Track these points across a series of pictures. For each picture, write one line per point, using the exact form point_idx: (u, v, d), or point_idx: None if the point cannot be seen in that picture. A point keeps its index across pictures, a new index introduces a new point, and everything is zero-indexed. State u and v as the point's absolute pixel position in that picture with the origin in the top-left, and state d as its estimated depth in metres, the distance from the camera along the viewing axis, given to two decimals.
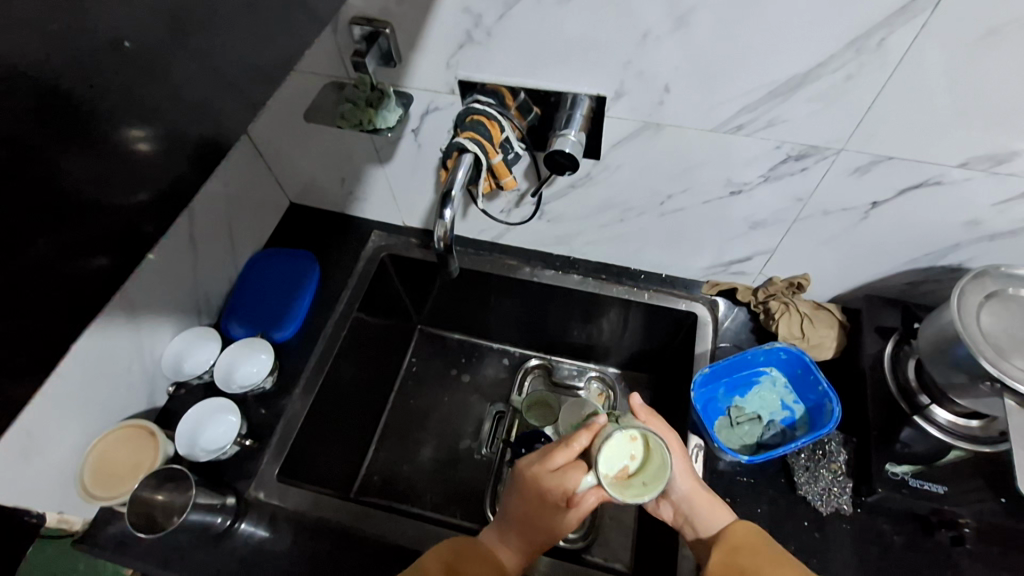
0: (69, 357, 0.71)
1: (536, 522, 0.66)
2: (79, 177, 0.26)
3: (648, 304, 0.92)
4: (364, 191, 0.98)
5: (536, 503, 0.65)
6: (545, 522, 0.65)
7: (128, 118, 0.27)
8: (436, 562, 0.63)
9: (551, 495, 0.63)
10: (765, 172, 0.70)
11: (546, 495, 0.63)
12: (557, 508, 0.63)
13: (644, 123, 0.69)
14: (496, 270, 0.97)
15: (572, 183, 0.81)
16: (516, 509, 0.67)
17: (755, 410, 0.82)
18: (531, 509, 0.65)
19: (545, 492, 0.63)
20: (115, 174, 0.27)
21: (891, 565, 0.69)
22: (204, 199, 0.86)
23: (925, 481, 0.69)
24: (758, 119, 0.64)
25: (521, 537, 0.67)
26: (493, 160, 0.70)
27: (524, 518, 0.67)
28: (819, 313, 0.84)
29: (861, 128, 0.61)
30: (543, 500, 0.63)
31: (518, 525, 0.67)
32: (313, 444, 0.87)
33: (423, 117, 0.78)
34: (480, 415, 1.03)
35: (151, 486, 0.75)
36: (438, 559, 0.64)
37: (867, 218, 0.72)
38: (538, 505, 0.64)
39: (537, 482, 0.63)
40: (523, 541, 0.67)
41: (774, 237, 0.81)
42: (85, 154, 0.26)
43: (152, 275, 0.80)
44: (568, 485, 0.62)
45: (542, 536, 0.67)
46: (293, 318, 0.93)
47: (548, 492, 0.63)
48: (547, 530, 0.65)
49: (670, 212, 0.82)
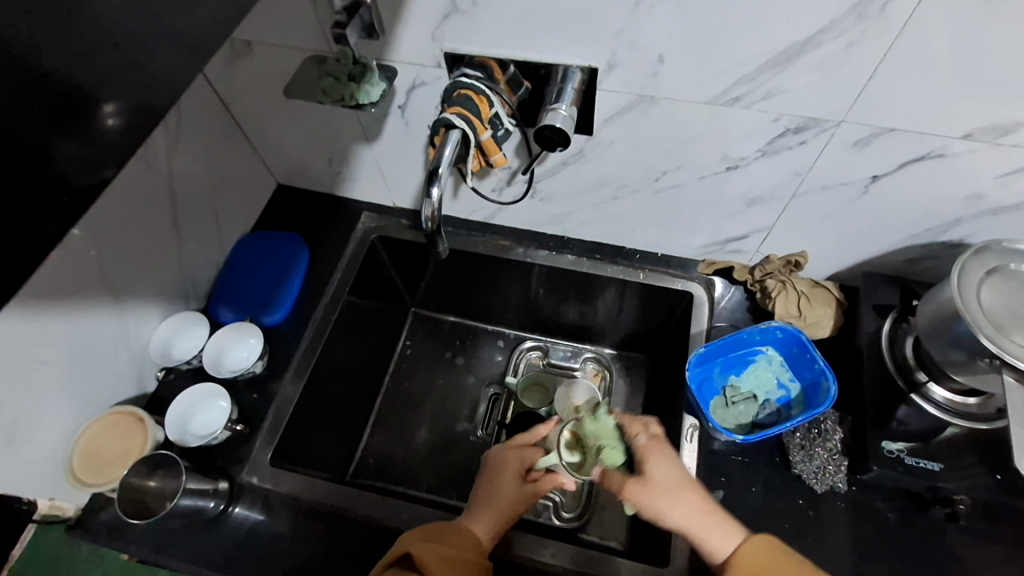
0: (7, 333, 0.64)
1: (500, 494, 0.68)
2: (33, 154, 0.25)
3: (643, 284, 0.91)
4: (352, 171, 0.96)
5: (503, 475, 0.70)
6: (507, 492, 0.69)
7: (88, 94, 0.27)
8: (417, 535, 0.62)
9: (514, 465, 0.71)
10: (763, 146, 0.68)
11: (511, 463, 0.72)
12: (518, 479, 0.70)
13: (638, 97, 0.66)
14: (489, 252, 0.96)
15: (565, 161, 0.79)
16: (485, 481, 0.71)
17: (750, 389, 0.81)
18: (496, 478, 0.70)
19: (508, 459, 0.72)
20: (75, 149, 0.27)
21: (886, 542, 0.69)
22: (179, 173, 0.82)
23: (920, 459, 0.68)
24: (757, 90, 0.61)
25: (488, 506, 0.68)
26: (482, 137, 0.68)
27: (492, 487, 0.70)
28: (818, 292, 0.83)
29: (860, 100, 0.59)
30: (508, 466, 0.71)
31: (487, 496, 0.69)
32: (305, 428, 0.87)
33: (409, 93, 0.76)
34: (476, 397, 1.02)
35: (141, 473, 0.73)
36: (415, 533, 0.62)
37: (866, 192, 0.71)
38: (504, 471, 0.71)
39: (507, 455, 0.72)
40: (492, 511, 0.67)
41: (771, 213, 0.79)
42: (45, 130, 0.26)
43: (132, 258, 0.78)
44: (528, 458, 0.72)
45: (510, 502, 0.68)
46: (282, 302, 0.91)
47: (513, 461, 0.72)
48: (510, 502, 0.68)
49: (665, 189, 0.80)
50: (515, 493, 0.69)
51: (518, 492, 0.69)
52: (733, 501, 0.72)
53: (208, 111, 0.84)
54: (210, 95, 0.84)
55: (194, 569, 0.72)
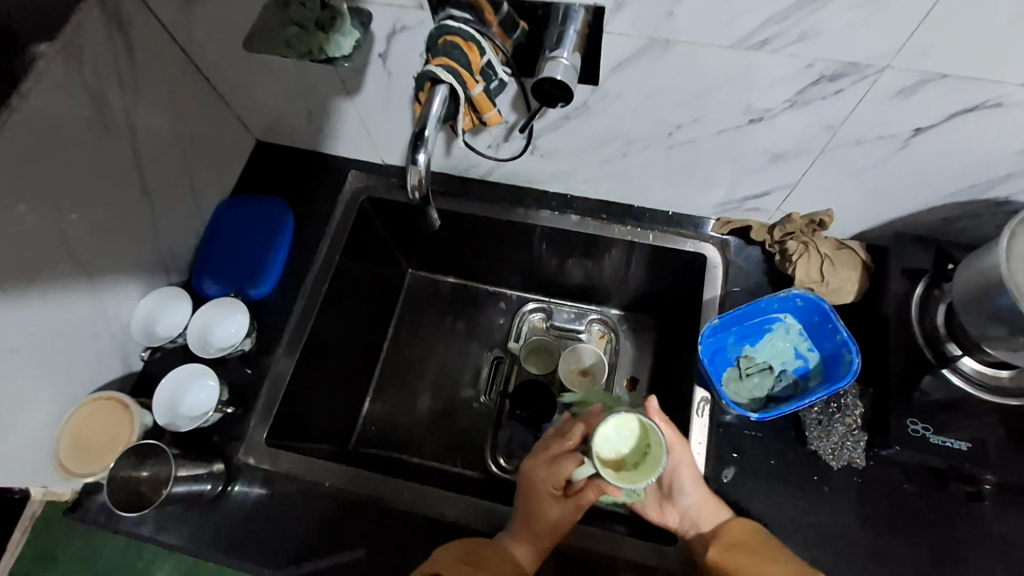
0: None
1: (541, 518, 0.65)
2: None
3: (653, 246, 0.85)
4: (334, 126, 0.88)
5: (541, 496, 0.65)
6: (546, 518, 0.64)
7: None
8: (450, 556, 0.61)
9: (553, 486, 0.65)
10: (792, 96, 0.60)
11: (549, 486, 0.66)
12: (558, 500, 0.66)
13: (650, 40, 0.57)
14: (486, 213, 0.89)
15: (566, 115, 0.71)
16: (522, 503, 0.66)
17: (765, 359, 0.76)
18: (535, 502, 0.65)
19: (546, 483, 0.66)
20: None
21: (903, 517, 0.67)
22: (142, 134, 0.75)
23: (947, 438, 0.64)
24: (787, 32, 0.52)
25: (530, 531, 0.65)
26: (472, 92, 0.60)
27: (531, 511, 0.65)
28: (842, 254, 0.76)
29: (910, 43, 0.51)
30: (548, 489, 0.66)
31: (527, 520, 0.65)
32: (302, 403, 0.84)
33: (389, 39, 0.67)
34: (478, 363, 1.00)
35: (130, 463, 0.70)
36: (452, 556, 0.61)
37: (906, 146, 0.63)
38: (542, 493, 0.66)
39: (544, 477, 0.66)
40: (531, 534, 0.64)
41: (795, 169, 0.71)
42: None
43: (97, 234, 0.72)
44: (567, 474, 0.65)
45: (552, 526, 0.65)
46: (269, 273, 0.86)
47: (550, 483, 0.66)
48: (554, 527, 0.65)
49: (679, 144, 0.72)
50: (558, 517, 0.65)
51: (561, 513, 0.65)
52: (746, 477, 0.70)
53: (170, 63, 0.76)
54: (168, 45, 0.75)
55: (196, 550, 0.72)
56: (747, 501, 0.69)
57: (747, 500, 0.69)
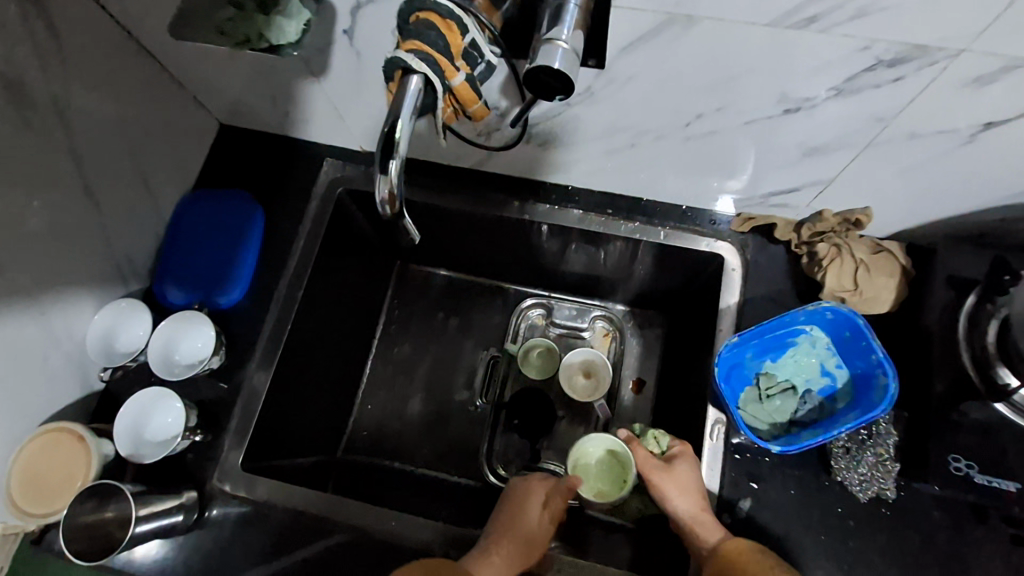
0: None
1: (516, 522, 0.65)
2: None
3: (664, 245, 0.76)
4: (303, 109, 0.77)
5: (519, 505, 0.68)
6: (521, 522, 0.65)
7: None
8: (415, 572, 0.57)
9: (530, 498, 0.69)
10: (838, 84, 0.50)
11: (524, 497, 0.69)
12: (534, 512, 0.67)
13: (669, 16, 0.47)
14: (478, 207, 0.80)
15: (566, 102, 0.60)
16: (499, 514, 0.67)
17: (787, 377, 0.69)
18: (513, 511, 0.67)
19: (523, 494, 0.69)
20: None
21: (935, 553, 0.61)
22: (77, 127, 0.65)
23: (992, 478, 0.60)
24: (842, 7, 0.42)
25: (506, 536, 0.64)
26: (453, 83, 0.50)
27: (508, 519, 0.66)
28: (880, 259, 0.67)
29: (999, 21, 0.40)
30: (524, 499, 0.68)
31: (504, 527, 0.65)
32: (281, 419, 0.78)
33: (353, 13, 0.56)
34: (472, 364, 0.92)
35: (90, 508, 0.63)
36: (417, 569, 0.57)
37: (970, 142, 0.53)
38: (519, 504, 0.68)
39: (521, 489, 0.70)
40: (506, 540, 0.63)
41: (832, 164, 0.61)
42: None
43: (35, 245, 0.63)
44: (543, 490, 0.70)
45: (527, 532, 0.65)
46: (238, 279, 0.78)
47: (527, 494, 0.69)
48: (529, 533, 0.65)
49: (697, 135, 0.62)
50: (533, 524, 0.65)
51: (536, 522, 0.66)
52: (764, 508, 0.64)
53: (103, 40, 0.65)
54: (98, 19, 0.64)
55: None
56: (765, 536, 0.63)
57: (764, 535, 0.63)
